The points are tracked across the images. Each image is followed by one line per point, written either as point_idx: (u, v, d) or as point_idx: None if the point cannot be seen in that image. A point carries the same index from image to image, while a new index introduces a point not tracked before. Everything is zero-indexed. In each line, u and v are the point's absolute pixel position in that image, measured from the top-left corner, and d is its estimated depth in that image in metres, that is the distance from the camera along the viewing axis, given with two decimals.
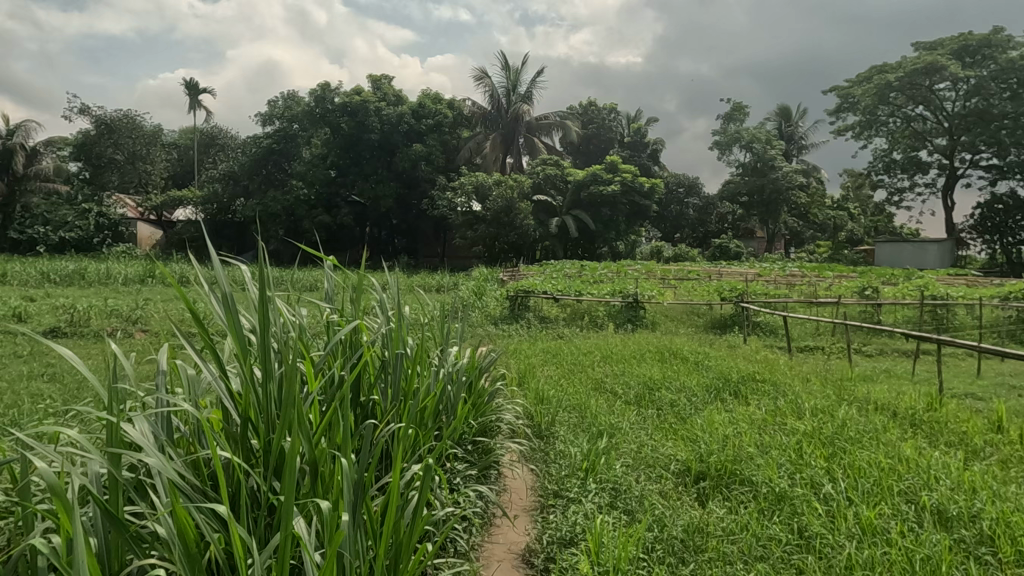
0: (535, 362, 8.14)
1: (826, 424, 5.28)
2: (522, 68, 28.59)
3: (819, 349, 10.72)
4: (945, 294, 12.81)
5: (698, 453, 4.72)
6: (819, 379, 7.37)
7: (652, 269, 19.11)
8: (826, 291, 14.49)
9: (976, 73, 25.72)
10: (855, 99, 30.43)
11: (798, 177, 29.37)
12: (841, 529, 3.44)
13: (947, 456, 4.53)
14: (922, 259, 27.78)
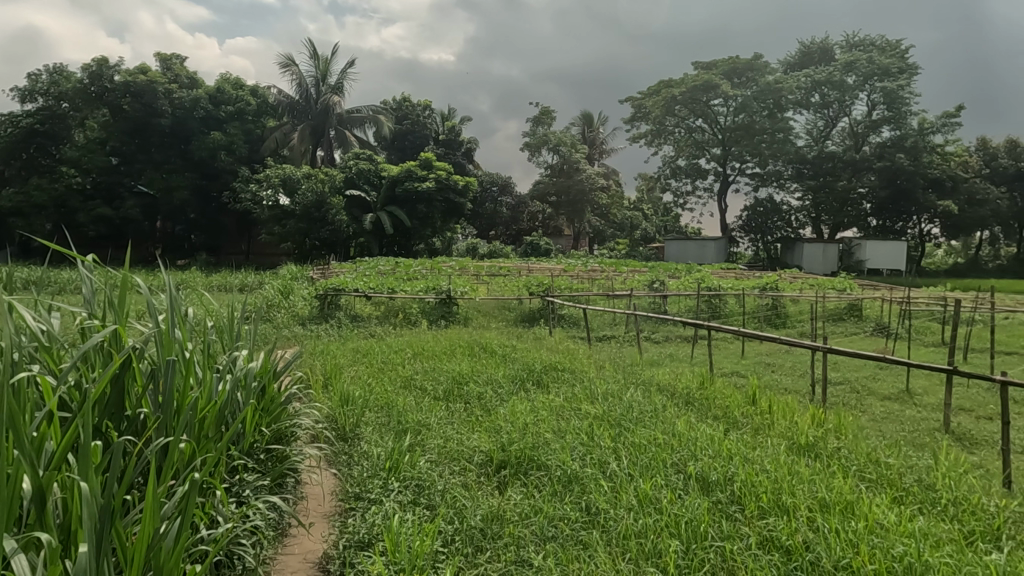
0: (343, 363, 7.92)
1: (615, 406, 5.76)
2: (332, 58, 27.63)
3: (614, 338, 11.66)
4: (718, 286, 14.56)
5: (500, 443, 4.88)
6: (611, 365, 8.02)
7: (465, 265, 19.48)
8: (622, 284, 15.82)
9: (741, 92, 29.61)
10: (646, 110, 33.51)
11: (599, 179, 31.67)
12: (621, 503, 3.75)
13: (711, 428, 5.14)
14: (702, 255, 31.46)
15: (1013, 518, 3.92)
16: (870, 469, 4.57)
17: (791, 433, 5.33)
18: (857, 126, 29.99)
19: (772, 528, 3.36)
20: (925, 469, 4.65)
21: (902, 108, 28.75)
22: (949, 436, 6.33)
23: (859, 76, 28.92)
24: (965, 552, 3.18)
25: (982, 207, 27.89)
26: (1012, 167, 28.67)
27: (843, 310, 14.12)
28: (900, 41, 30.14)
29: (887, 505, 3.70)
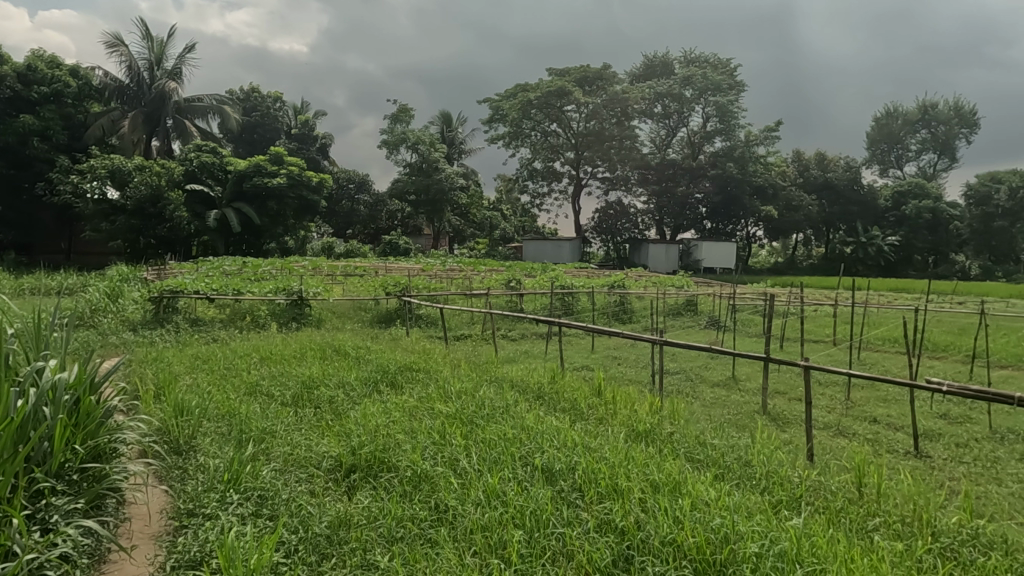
0: (179, 371, 7.33)
1: (468, 404, 5.82)
2: (168, 41, 25.46)
3: (470, 337, 11.81)
4: (571, 284, 15.15)
5: (350, 446, 4.77)
6: (467, 363, 8.11)
7: (319, 265, 18.78)
8: (480, 283, 16.01)
9: (592, 100, 31.09)
10: (504, 112, 34.15)
11: (458, 179, 31.82)
12: (470, 498, 3.82)
13: (559, 421, 5.36)
14: (557, 254, 32.62)
15: (814, 485, 4.46)
16: (699, 451, 5.00)
17: (632, 421, 5.69)
18: (694, 136, 32.59)
19: (608, 512, 3.58)
20: (745, 448, 5.17)
21: (732, 121, 31.64)
22: (768, 417, 7.07)
23: (695, 89, 31.43)
24: (771, 518, 3.59)
25: (797, 212, 31.48)
26: (820, 177, 32.59)
27: (682, 306, 15.29)
28: (729, 60, 33.17)
29: (710, 482, 4.08)
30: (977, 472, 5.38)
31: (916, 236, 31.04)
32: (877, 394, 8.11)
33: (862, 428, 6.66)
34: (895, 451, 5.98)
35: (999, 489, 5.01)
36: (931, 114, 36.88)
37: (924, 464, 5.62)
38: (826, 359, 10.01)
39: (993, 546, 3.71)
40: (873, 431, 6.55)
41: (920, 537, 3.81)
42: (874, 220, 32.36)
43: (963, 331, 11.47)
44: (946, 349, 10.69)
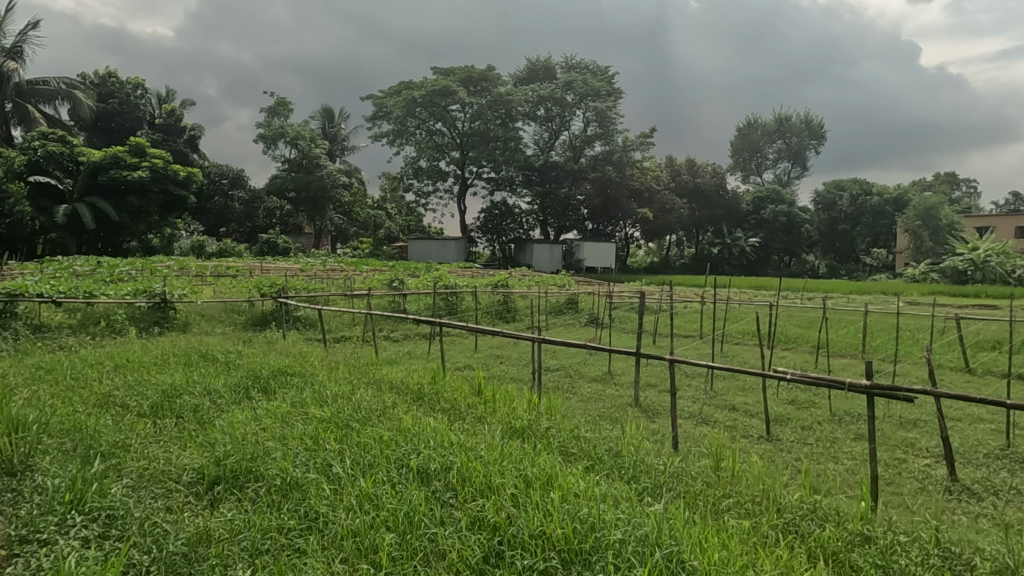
0: (15, 383, 6.59)
1: (343, 408, 5.68)
2: (5, 16, 22.84)
3: (350, 339, 11.56)
4: (455, 284, 15.14)
5: (214, 457, 4.50)
6: (345, 366, 7.89)
7: (187, 265, 17.57)
8: (361, 283, 15.65)
9: (477, 101, 31.27)
10: (388, 109, 33.55)
11: (341, 177, 30.91)
12: (341, 504, 3.73)
13: (436, 421, 5.36)
14: (443, 254, 32.52)
15: (676, 472, 4.75)
16: (572, 444, 5.17)
17: (509, 418, 5.80)
18: (575, 140, 33.65)
19: (481, 509, 3.63)
20: (615, 439, 5.41)
21: (610, 126, 33.01)
22: (639, 409, 7.44)
23: (576, 94, 32.46)
24: (634, 505, 3.78)
25: (670, 214, 33.36)
26: (691, 182, 34.68)
27: (563, 304, 15.73)
28: (607, 68, 34.52)
29: (580, 474, 4.23)
30: (818, 451, 5.96)
31: (774, 238, 33.86)
32: (736, 384, 8.76)
33: (723, 416, 7.17)
34: (750, 436, 6.49)
35: (835, 465, 5.57)
36: (786, 126, 40.27)
37: (773, 447, 6.15)
38: (692, 353, 10.69)
39: (828, 518, 4.11)
40: (731, 418, 7.08)
41: (767, 514, 4.16)
42: (738, 223, 34.92)
43: (811, 324, 12.63)
44: (796, 341, 11.74)
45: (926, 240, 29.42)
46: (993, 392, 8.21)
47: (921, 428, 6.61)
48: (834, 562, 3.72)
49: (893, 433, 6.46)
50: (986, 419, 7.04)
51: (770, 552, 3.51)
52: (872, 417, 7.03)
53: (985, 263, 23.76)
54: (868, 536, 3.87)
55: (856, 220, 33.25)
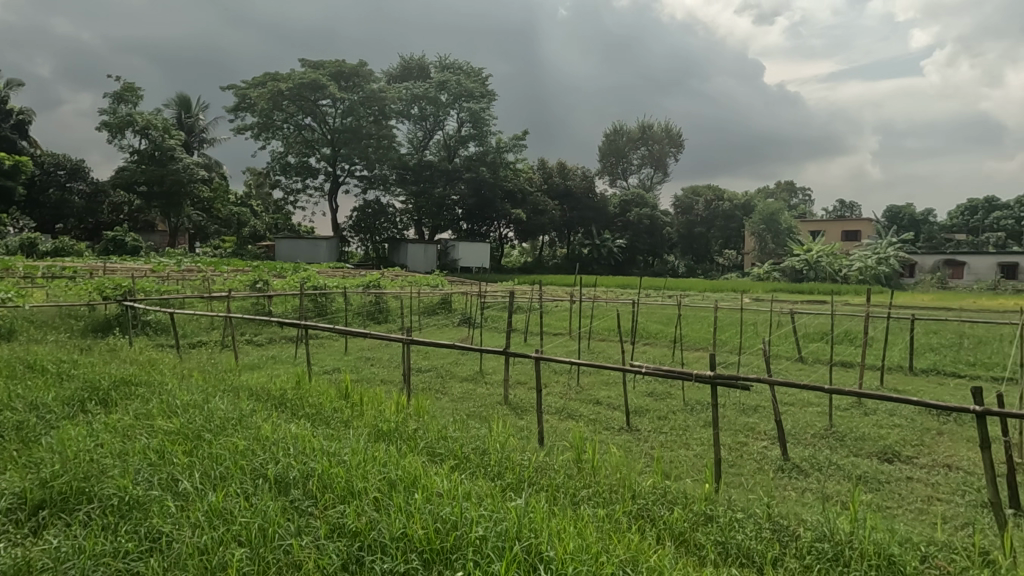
0: None
1: (194, 418, 5.31)
2: None
3: (207, 344, 10.84)
4: (324, 284, 14.64)
5: (40, 478, 4.06)
6: (199, 373, 7.37)
7: (13, 265, 15.65)
8: (221, 285, 14.72)
9: (348, 96, 30.40)
10: (251, 101, 31.75)
11: (199, 171, 28.89)
12: (188, 521, 3.50)
13: (296, 427, 5.15)
14: (313, 254, 31.33)
15: (540, 466, 4.89)
16: (440, 444, 5.18)
17: (376, 421, 5.70)
18: (450, 140, 33.67)
19: (341, 515, 3.55)
20: (482, 437, 5.48)
21: (484, 127, 33.37)
22: (508, 406, 7.59)
23: (450, 95, 32.46)
24: (497, 501, 3.85)
25: (542, 216, 34.10)
26: (562, 184, 35.79)
27: (437, 305, 15.68)
28: (481, 70, 34.85)
29: (445, 474, 4.25)
30: (671, 439, 6.38)
31: (638, 239, 35.72)
32: (601, 378, 9.17)
33: (587, 410, 7.49)
34: (611, 427, 6.83)
35: (686, 451, 6.00)
36: (649, 133, 42.64)
37: (632, 437, 6.51)
38: (560, 351, 11.05)
39: (677, 500, 4.41)
40: (595, 412, 7.40)
41: (621, 500, 4.39)
42: (605, 225, 36.47)
43: (670, 320, 13.47)
44: (656, 336, 12.47)
45: (769, 242, 32.38)
46: (821, 379, 9.18)
47: (761, 413, 7.26)
48: (680, 542, 4.01)
49: (737, 419, 7.05)
50: (813, 403, 7.86)
51: (622, 537, 3.72)
52: (719, 405, 7.63)
53: (817, 263, 26.54)
54: (710, 515, 4.19)
55: (711, 223, 36.24)
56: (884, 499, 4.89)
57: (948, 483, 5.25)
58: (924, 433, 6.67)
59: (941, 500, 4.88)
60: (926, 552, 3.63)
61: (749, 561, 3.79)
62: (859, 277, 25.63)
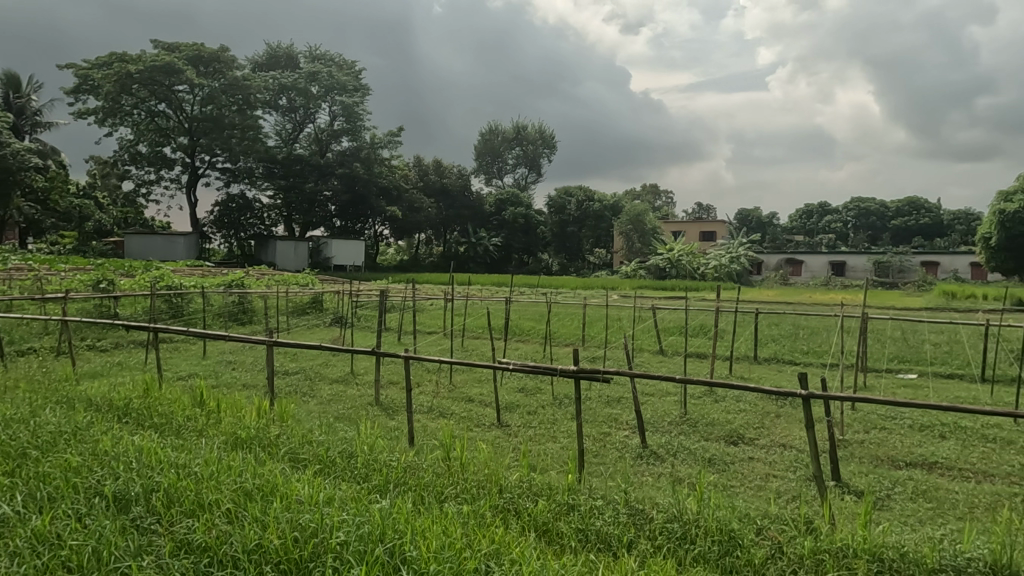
0: None
1: (17, 434, 4.75)
2: None
3: (40, 352, 9.74)
4: (180, 284, 13.61)
5: None
6: (26, 384, 6.60)
7: None
8: (57, 285, 13.26)
9: (208, 83, 28.45)
10: (95, 83, 28.84)
11: (31, 158, 25.85)
12: (5, 550, 3.13)
13: (140, 440, 4.74)
14: (169, 251, 29.07)
15: (408, 466, 4.86)
16: (303, 449, 5.01)
17: (235, 428, 5.39)
18: (321, 134, 32.49)
19: (189, 531, 3.34)
20: (349, 440, 5.35)
21: (357, 122, 32.52)
22: (379, 407, 7.46)
23: (321, 87, 31.33)
24: (360, 504, 3.77)
25: (418, 213, 34.05)
26: (438, 182, 35.67)
27: (306, 304, 15.12)
28: (353, 62, 33.94)
29: (306, 479, 4.10)
30: (539, 433, 6.57)
31: (513, 238, 36.33)
32: (474, 376, 9.26)
33: (459, 407, 7.53)
34: (482, 424, 6.92)
35: (553, 444, 6.20)
36: (523, 134, 43.53)
37: (502, 433, 6.63)
38: (434, 349, 11.04)
39: (541, 492, 4.53)
40: (466, 409, 7.47)
41: (488, 495, 4.47)
42: (481, 223, 36.77)
43: (541, 317, 13.85)
44: (528, 333, 12.79)
45: (636, 241, 34.15)
46: (678, 370, 9.83)
47: (623, 404, 7.66)
48: (544, 532, 4.14)
49: (602, 410, 7.38)
50: (671, 393, 8.40)
51: (487, 532, 3.78)
52: (585, 397, 7.95)
53: (678, 262, 28.24)
54: (573, 504, 4.35)
55: (582, 222, 37.53)
56: (728, 479, 5.31)
57: (783, 461, 5.81)
58: (765, 416, 7.33)
59: (776, 477, 5.38)
60: (761, 525, 3.98)
61: (606, 546, 3.99)
62: (715, 274, 27.97)
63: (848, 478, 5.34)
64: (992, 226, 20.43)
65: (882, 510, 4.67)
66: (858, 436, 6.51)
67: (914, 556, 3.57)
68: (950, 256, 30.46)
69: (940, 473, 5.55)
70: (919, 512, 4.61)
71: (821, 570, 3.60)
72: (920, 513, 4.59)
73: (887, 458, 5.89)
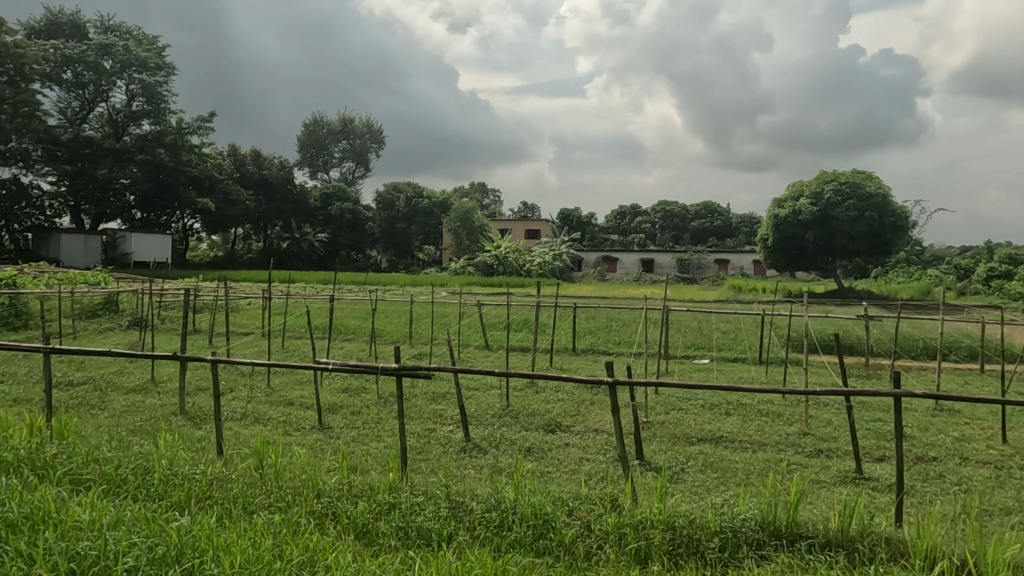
0: None
1: None
2: None
3: None
4: None
5: None
6: None
7: None
8: None
9: None
10: None
11: None
12: None
13: None
14: None
15: (214, 478, 4.53)
16: (88, 469, 4.47)
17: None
18: (116, 114, 28.97)
19: None
20: (146, 454, 4.84)
21: (160, 104, 29.43)
22: (184, 417, 6.83)
23: (116, 62, 28.00)
24: (155, 523, 3.46)
25: (235, 206, 31.58)
26: (256, 173, 33.30)
27: (98, 306, 13.45)
28: (155, 38, 30.75)
29: (88, 501, 3.66)
30: (363, 433, 6.42)
31: (340, 234, 35.16)
32: (294, 378, 8.82)
33: (277, 412, 7.13)
34: (302, 428, 6.62)
35: (376, 444, 6.09)
36: (349, 127, 42.24)
37: (323, 436, 6.38)
38: (250, 351, 10.36)
39: (361, 493, 4.42)
40: (285, 413, 7.10)
41: (304, 502, 4.28)
42: (305, 218, 35.12)
43: (366, 315, 13.58)
44: (353, 331, 12.47)
45: (464, 238, 34.65)
46: (501, 364, 10.15)
47: (448, 400, 7.73)
48: (363, 534, 4.07)
49: (427, 407, 7.39)
50: (494, 386, 8.64)
51: (299, 540, 3.64)
52: (411, 395, 7.91)
53: (505, 259, 29.07)
54: (393, 503, 4.30)
55: (411, 219, 37.33)
56: (546, 465, 5.58)
57: (595, 445, 6.22)
58: (580, 404, 7.80)
59: (588, 460, 5.75)
60: (572, 507, 4.21)
61: (426, 541, 4.01)
62: (539, 270, 29.15)
63: (650, 456, 5.86)
64: (769, 228, 23.50)
65: (677, 483, 5.18)
66: (659, 417, 7.17)
67: (700, 522, 4.00)
68: (738, 254, 34.49)
69: (724, 445, 6.28)
70: (706, 482, 5.18)
71: (623, 543, 3.90)
72: (706, 483, 5.16)
73: (682, 435, 6.55)
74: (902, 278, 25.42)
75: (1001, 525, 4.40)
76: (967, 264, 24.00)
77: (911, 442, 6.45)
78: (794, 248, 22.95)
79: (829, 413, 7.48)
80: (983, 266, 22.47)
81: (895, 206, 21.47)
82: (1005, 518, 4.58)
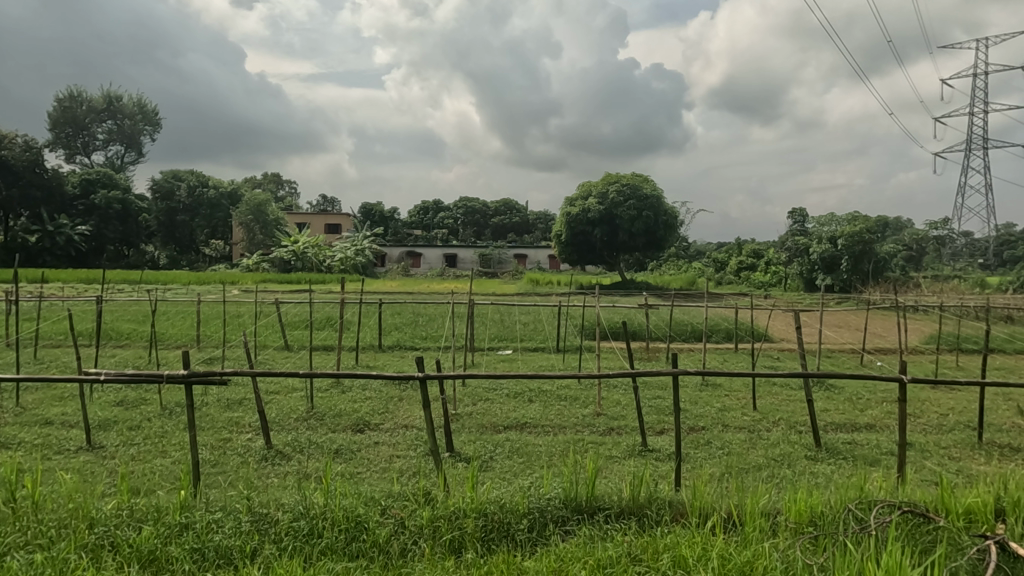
0: None
1: None
2: None
3: None
4: None
5: None
6: None
7: None
8: None
9: None
10: None
11: None
12: None
13: None
14: None
15: None
16: None
17: None
18: None
19: None
20: None
21: None
22: None
23: None
24: None
25: None
26: None
27: None
28: None
29: None
30: (145, 450, 5.74)
31: (106, 226, 30.85)
32: (52, 394, 7.60)
33: (31, 434, 6.09)
34: (67, 450, 5.74)
35: (162, 460, 5.49)
36: (115, 106, 37.25)
37: (94, 457, 5.58)
38: None
39: (146, 517, 3.95)
40: (43, 435, 6.09)
41: (73, 534, 3.73)
42: (60, 208, 30.28)
43: (144, 317, 12.15)
44: (127, 336, 11.13)
45: (257, 233, 32.36)
46: (304, 365, 9.69)
47: (245, 406, 7.21)
48: (151, 562, 3.65)
49: (221, 415, 6.83)
50: (297, 389, 8.22)
51: None
52: (202, 404, 7.25)
53: (304, 254, 27.57)
54: (185, 523, 3.89)
55: (194, 211, 34.14)
56: (355, 466, 5.45)
57: (405, 441, 6.18)
58: (389, 401, 7.71)
59: (399, 457, 5.72)
60: (385, 505, 4.13)
61: (227, 560, 3.70)
62: (340, 266, 28.36)
63: (459, 447, 5.97)
64: (561, 225, 25.11)
65: (486, 470, 5.36)
66: (468, 409, 7.35)
67: (509, 506, 4.16)
68: (534, 249, 36.47)
69: (528, 431, 6.62)
70: (513, 467, 5.43)
71: (437, 535, 3.94)
72: (513, 468, 5.40)
73: (490, 425, 6.78)
74: (673, 270, 28.70)
75: (758, 480, 5.18)
76: (723, 258, 27.81)
77: (685, 414, 7.33)
78: (584, 244, 24.78)
79: (618, 393, 8.24)
80: (735, 260, 26.26)
81: (667, 206, 24.16)
82: (757, 473, 5.42)
